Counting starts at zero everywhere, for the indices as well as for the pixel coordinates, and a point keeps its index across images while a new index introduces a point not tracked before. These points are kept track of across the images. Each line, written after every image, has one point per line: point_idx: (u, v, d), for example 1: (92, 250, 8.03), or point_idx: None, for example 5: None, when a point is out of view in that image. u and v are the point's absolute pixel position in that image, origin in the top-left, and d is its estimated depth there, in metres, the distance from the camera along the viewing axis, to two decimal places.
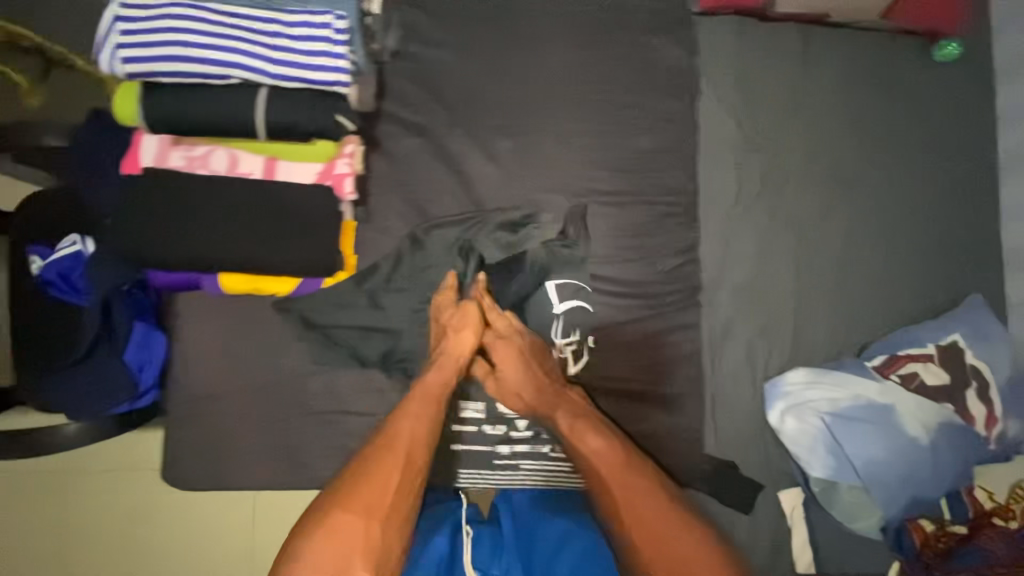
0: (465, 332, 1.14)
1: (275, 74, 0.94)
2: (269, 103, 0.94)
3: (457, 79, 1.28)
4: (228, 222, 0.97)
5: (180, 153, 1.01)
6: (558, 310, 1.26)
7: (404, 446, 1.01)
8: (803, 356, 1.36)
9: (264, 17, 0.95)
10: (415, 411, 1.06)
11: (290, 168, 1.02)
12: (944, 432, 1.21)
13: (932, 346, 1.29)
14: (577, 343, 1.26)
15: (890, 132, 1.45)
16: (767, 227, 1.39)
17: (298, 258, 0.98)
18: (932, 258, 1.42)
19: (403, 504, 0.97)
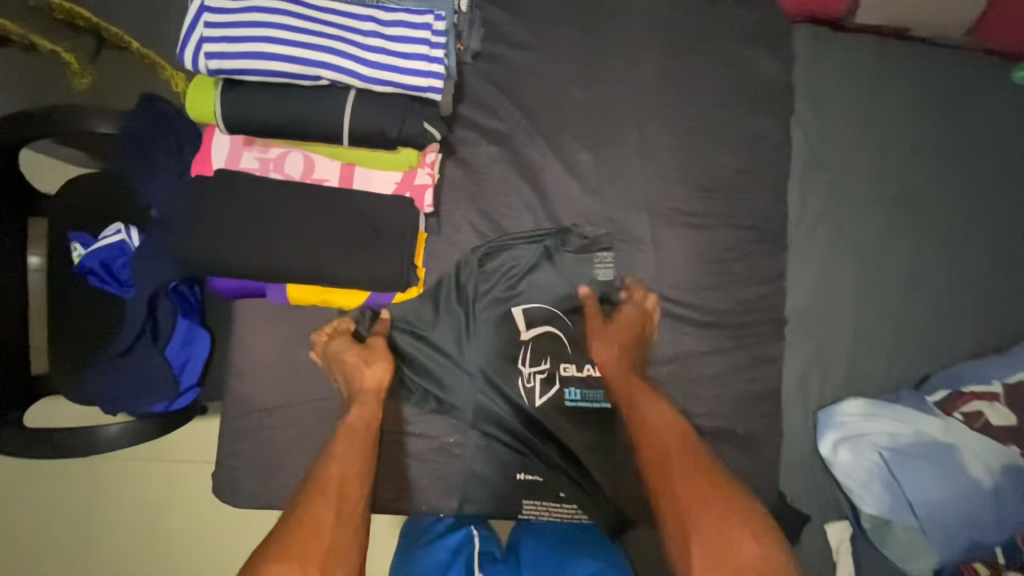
0: (377, 364, 1.09)
1: (368, 76, 0.88)
2: (354, 107, 0.89)
3: (532, 84, 1.23)
4: (291, 232, 0.92)
5: (254, 153, 0.99)
6: (525, 337, 1.19)
7: (334, 485, 0.91)
8: (861, 385, 1.32)
9: (360, 18, 0.89)
10: (341, 450, 0.98)
11: (368, 176, 0.99)
12: (1010, 475, 1.16)
13: (999, 384, 1.24)
14: (547, 371, 1.18)
15: (968, 155, 1.39)
16: (832, 249, 1.34)
17: (363, 270, 0.92)
18: (1004, 290, 1.36)
19: (343, 538, 0.85)
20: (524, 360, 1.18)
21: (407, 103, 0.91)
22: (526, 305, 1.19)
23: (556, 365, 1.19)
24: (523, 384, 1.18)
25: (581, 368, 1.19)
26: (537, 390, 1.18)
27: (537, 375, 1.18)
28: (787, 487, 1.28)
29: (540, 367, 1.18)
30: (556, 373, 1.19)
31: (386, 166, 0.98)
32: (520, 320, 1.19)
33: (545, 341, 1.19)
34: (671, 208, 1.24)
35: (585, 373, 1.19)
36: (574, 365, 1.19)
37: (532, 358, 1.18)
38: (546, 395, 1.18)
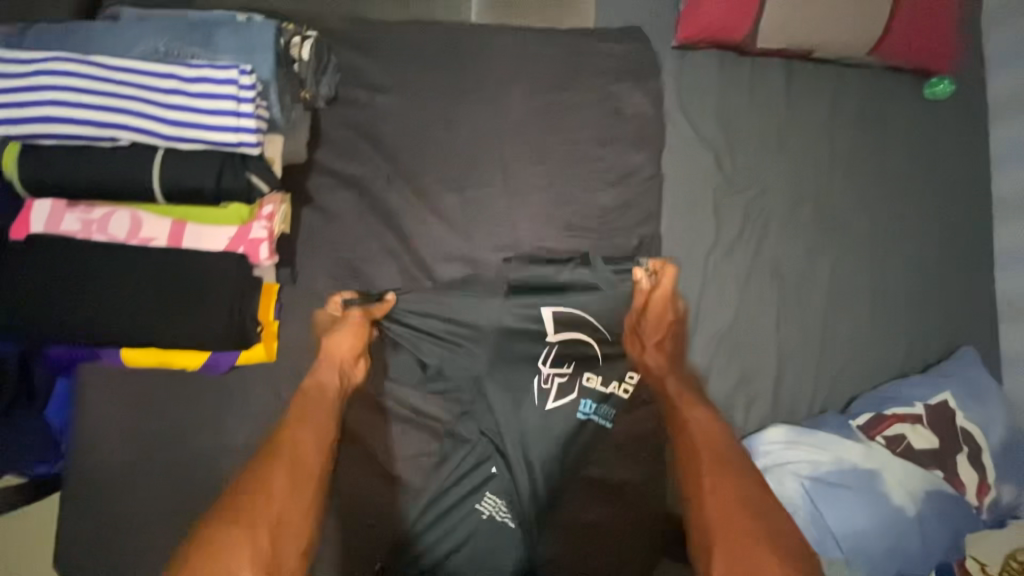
0: (343, 334, 1.07)
1: (170, 135, 0.90)
2: (164, 167, 0.90)
3: (398, 129, 1.19)
4: (131, 296, 0.91)
5: (76, 215, 0.93)
6: (553, 339, 1.14)
7: (290, 449, 0.91)
8: (786, 410, 1.28)
9: (162, 76, 0.90)
10: (310, 418, 0.97)
11: (198, 233, 0.96)
12: (933, 501, 1.13)
13: (921, 405, 1.22)
14: (568, 376, 1.13)
15: (883, 172, 1.38)
16: (748, 273, 1.32)
17: (206, 328, 0.93)
18: (924, 307, 1.35)
19: (293, 510, 0.85)
20: (547, 360, 1.13)
21: (224, 159, 0.91)
22: (556, 307, 1.14)
23: (579, 374, 1.14)
24: (540, 381, 1.12)
25: (607, 385, 1.14)
26: (554, 392, 1.12)
27: (557, 378, 1.13)
28: None
29: (562, 370, 1.13)
30: (577, 382, 1.13)
31: (217, 221, 0.95)
32: (549, 321, 1.13)
33: (569, 345, 1.14)
34: (576, 240, 1.21)
35: (608, 389, 1.14)
36: (600, 380, 1.14)
37: (555, 359, 1.13)
38: (561, 400, 1.12)
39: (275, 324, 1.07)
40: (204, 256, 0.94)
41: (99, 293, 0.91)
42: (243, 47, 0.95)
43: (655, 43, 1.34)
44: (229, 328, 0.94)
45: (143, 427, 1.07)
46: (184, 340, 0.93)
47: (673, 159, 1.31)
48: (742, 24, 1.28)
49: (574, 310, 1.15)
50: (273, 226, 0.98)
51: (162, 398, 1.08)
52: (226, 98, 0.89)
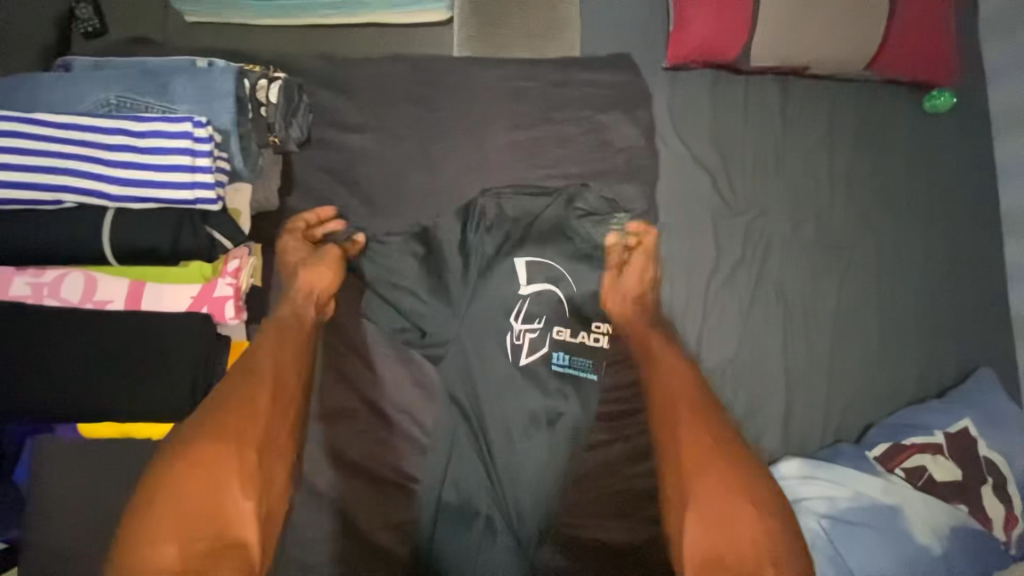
0: (320, 269, 1.05)
1: (120, 193, 0.89)
2: (115, 229, 0.89)
3: (376, 168, 1.14)
4: (86, 363, 0.87)
5: (26, 279, 0.90)
6: (524, 291, 1.05)
7: (268, 373, 0.94)
8: (796, 443, 1.22)
9: (111, 131, 0.88)
10: (274, 345, 0.97)
11: (157, 293, 0.93)
12: (960, 538, 1.05)
13: (941, 434, 1.15)
14: (539, 331, 1.03)
15: (886, 188, 1.33)
16: (750, 299, 1.27)
17: (169, 395, 0.89)
18: (936, 328, 1.29)
19: (275, 420, 0.91)
20: (518, 316, 1.04)
21: (179, 217, 0.91)
22: (530, 257, 1.08)
23: (550, 327, 1.04)
24: (514, 337, 1.03)
25: (576, 334, 1.05)
26: (526, 348, 1.03)
27: (528, 333, 1.03)
28: None
29: (533, 325, 1.04)
30: (548, 336, 1.04)
31: (179, 281, 0.94)
32: (522, 272, 1.06)
33: (542, 300, 1.05)
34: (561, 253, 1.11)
35: (579, 341, 1.05)
36: (569, 331, 1.05)
37: (526, 314, 1.04)
38: (533, 355, 1.03)
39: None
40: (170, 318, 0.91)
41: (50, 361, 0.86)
42: (199, 96, 0.95)
43: (643, 66, 1.30)
44: (196, 394, 0.91)
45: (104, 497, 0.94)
46: (143, 411, 0.89)
47: (668, 184, 1.27)
48: (733, 43, 1.25)
49: (540, 262, 1.08)
50: (239, 282, 0.95)
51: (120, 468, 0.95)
52: (180, 151, 0.89)
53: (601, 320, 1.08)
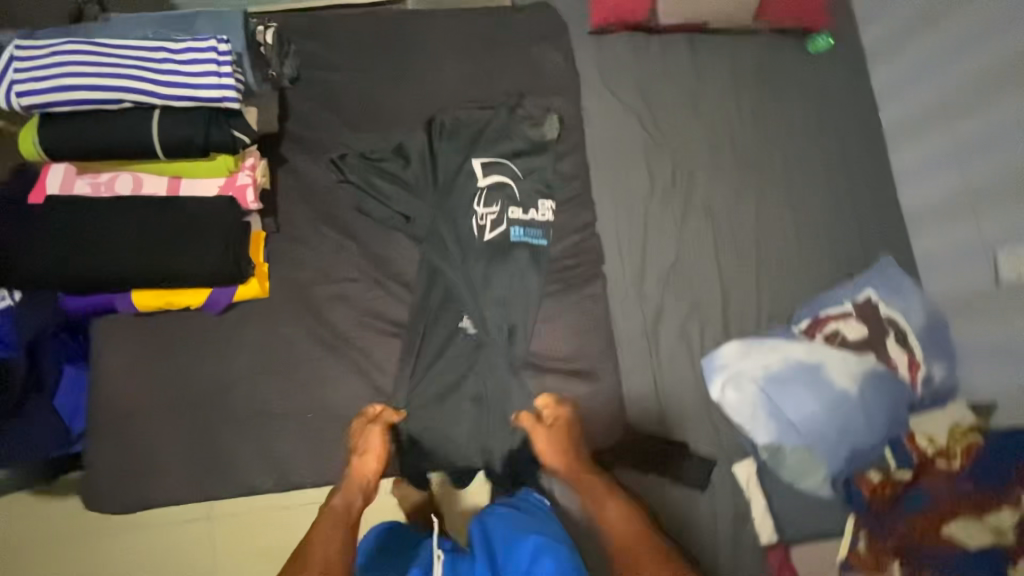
0: (369, 457, 1.00)
1: (164, 95, 0.87)
2: (159, 122, 0.87)
3: (350, 88, 1.19)
4: (138, 237, 0.91)
5: (86, 180, 0.94)
6: (482, 182, 1.06)
7: (319, 562, 0.82)
8: (737, 329, 1.40)
9: (152, 48, 0.87)
10: (322, 533, 0.87)
11: (195, 185, 0.95)
12: (871, 380, 1.28)
13: (849, 303, 1.38)
14: (498, 212, 1.05)
15: (787, 116, 1.57)
16: (684, 215, 1.48)
17: (203, 264, 0.91)
18: (840, 226, 1.52)
19: (337, 566, 0.82)
20: (478, 202, 1.04)
21: (208, 116, 0.89)
22: (487, 156, 1.08)
23: (505, 208, 1.06)
24: (476, 220, 1.05)
25: (528, 212, 1.07)
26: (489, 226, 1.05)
27: (489, 214, 1.05)
28: (688, 439, 1.31)
29: (492, 206, 1.05)
30: (505, 215, 1.05)
31: (206, 170, 0.94)
32: (477, 166, 1.07)
33: (499, 189, 1.06)
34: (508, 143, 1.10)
35: (530, 217, 1.08)
36: (520, 209, 1.06)
37: (486, 198, 1.05)
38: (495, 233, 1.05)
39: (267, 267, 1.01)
40: (202, 204, 0.93)
41: (109, 235, 0.90)
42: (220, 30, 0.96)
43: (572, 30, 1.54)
44: (229, 263, 0.92)
45: (128, 400, 1.03)
46: (180, 273, 0.91)
47: (601, 125, 1.49)
48: (640, 9, 1.52)
49: (493, 158, 1.08)
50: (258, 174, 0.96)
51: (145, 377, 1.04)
52: (205, 66, 0.87)
53: (545, 198, 1.10)
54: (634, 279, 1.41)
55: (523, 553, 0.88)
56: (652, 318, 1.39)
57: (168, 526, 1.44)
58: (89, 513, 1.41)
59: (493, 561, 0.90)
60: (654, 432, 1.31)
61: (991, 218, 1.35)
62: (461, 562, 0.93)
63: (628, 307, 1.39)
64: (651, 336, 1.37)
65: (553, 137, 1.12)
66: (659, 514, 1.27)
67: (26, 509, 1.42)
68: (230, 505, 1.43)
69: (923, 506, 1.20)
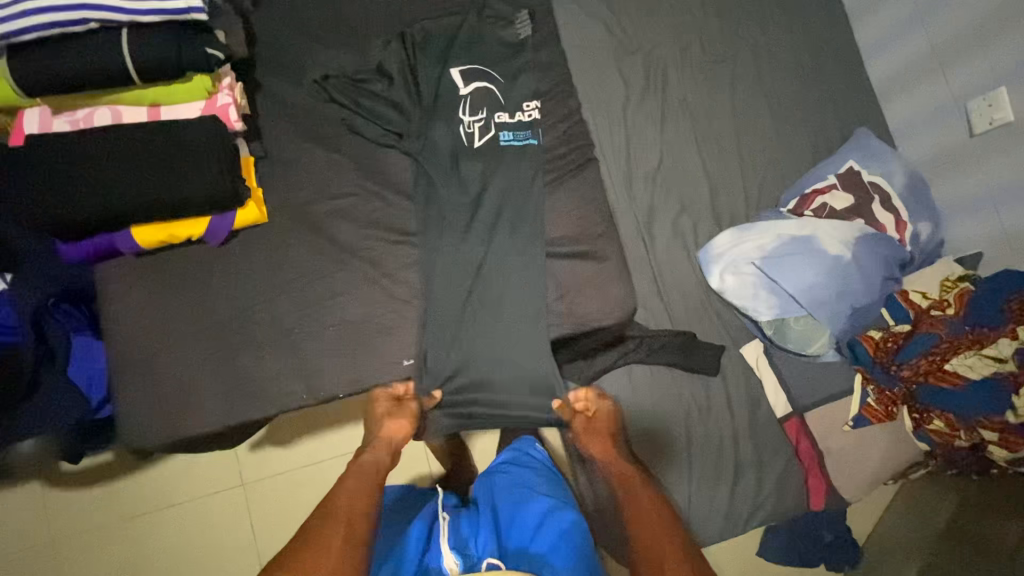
0: (398, 421, 0.99)
1: (129, 9, 0.72)
2: (133, 44, 0.74)
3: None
4: (123, 172, 0.79)
5: (62, 118, 0.81)
6: (464, 93, 1.01)
7: (344, 516, 0.83)
8: (728, 220, 1.44)
9: None
10: (352, 486, 0.90)
11: (177, 113, 0.82)
12: (864, 243, 1.30)
13: (832, 177, 1.41)
14: (487, 119, 1.01)
15: (752, 2, 1.57)
16: (662, 116, 1.49)
17: (199, 188, 0.81)
18: (814, 107, 1.54)
19: (358, 521, 0.84)
20: (463, 110, 1.01)
21: (182, 31, 0.76)
22: (466, 65, 1.02)
23: (492, 114, 1.01)
24: (464, 128, 1.01)
25: (514, 115, 1.02)
26: (479, 132, 1.01)
27: (478, 122, 1.01)
28: (696, 328, 1.34)
29: (478, 113, 1.01)
30: (492, 121, 1.01)
31: (185, 95, 0.81)
32: (457, 78, 1.01)
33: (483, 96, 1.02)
34: (490, 44, 1.04)
35: (517, 121, 1.02)
36: (506, 113, 1.02)
37: (471, 105, 1.01)
38: (486, 139, 1.01)
39: (262, 191, 0.95)
40: (183, 124, 0.81)
41: (93, 173, 0.79)
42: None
43: None
44: (224, 183, 0.82)
45: None
46: (175, 204, 0.81)
47: (570, 40, 1.48)
48: None
49: (470, 64, 1.03)
50: (238, 94, 0.85)
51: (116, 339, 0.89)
52: None
53: (530, 100, 1.03)
54: (623, 185, 1.42)
55: (532, 511, 0.98)
56: (644, 219, 1.41)
57: (205, 499, 1.43)
58: (123, 499, 1.41)
59: (497, 517, 1.00)
60: (663, 328, 1.33)
61: (959, 75, 1.39)
62: (466, 520, 1.01)
63: (622, 210, 1.39)
64: (646, 236, 1.39)
65: (527, 35, 1.06)
66: (678, 403, 1.30)
67: (57, 512, 1.39)
68: (265, 468, 1.45)
69: (925, 349, 1.22)
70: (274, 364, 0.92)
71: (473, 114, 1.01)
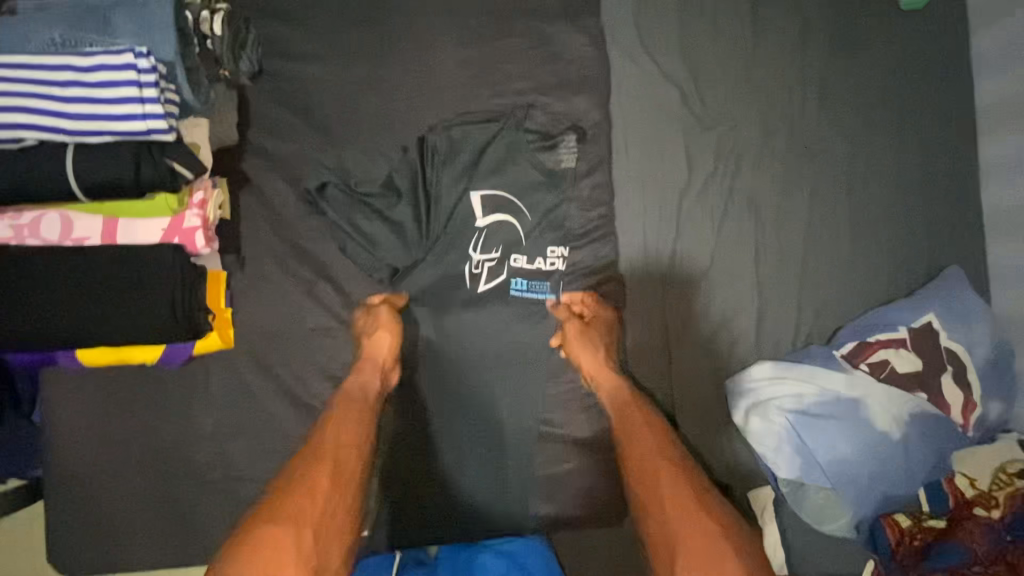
0: (384, 334, 1.05)
1: (73, 128, 0.80)
2: (79, 164, 0.81)
3: (331, 93, 1.13)
4: (72, 300, 0.85)
5: (3, 222, 0.85)
6: (480, 225, 1.13)
7: (331, 453, 0.86)
8: (769, 348, 1.26)
9: (55, 68, 0.79)
10: (340, 421, 0.93)
11: (134, 228, 0.88)
12: (917, 423, 1.14)
13: (904, 329, 1.20)
14: (498, 260, 1.12)
15: (859, 90, 1.31)
16: (721, 214, 1.28)
17: (148, 323, 0.86)
18: (901, 232, 1.31)
19: (346, 459, 0.88)
20: (474, 247, 1.12)
21: (138, 148, 0.82)
22: (485, 192, 1.13)
23: (506, 256, 1.13)
24: (472, 267, 1.12)
25: (533, 260, 1.14)
26: (486, 275, 1.12)
27: (487, 262, 1.12)
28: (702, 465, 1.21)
29: (491, 254, 1.13)
30: (506, 263, 1.13)
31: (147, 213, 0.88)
32: (477, 206, 1.12)
33: (501, 229, 1.13)
34: (511, 171, 1.14)
35: (535, 267, 1.14)
36: (525, 257, 1.14)
37: (484, 243, 1.12)
38: (493, 282, 1.13)
39: (228, 311, 1.04)
40: (145, 250, 0.87)
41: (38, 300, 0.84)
42: (143, 28, 0.83)
43: None
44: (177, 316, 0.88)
45: (107, 452, 1.04)
46: (120, 336, 0.87)
47: (632, 102, 1.25)
48: None
49: (498, 193, 1.13)
50: (207, 212, 0.90)
51: (118, 418, 1.04)
52: (127, 99, 0.80)
53: (555, 246, 1.16)
54: (658, 292, 1.23)
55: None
56: (674, 337, 1.24)
57: None
58: None
59: None
60: None
61: None
62: None
63: (646, 322, 1.23)
64: (670, 357, 1.23)
65: (570, 164, 1.18)
66: None
67: None
68: None
69: (955, 564, 1.06)
70: (239, 447, 1.06)
71: (485, 253, 1.13)
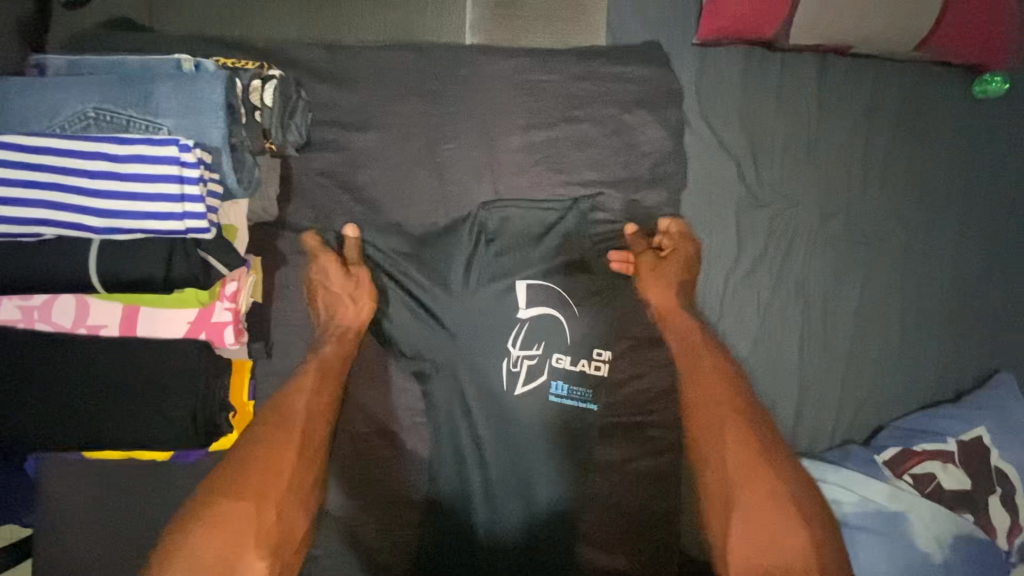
0: (359, 302, 1.00)
1: (101, 223, 0.80)
2: (109, 263, 0.81)
3: (375, 147, 1.09)
4: (88, 396, 0.82)
5: (15, 303, 0.83)
6: (524, 315, 0.98)
7: (297, 426, 0.85)
8: (803, 445, 1.20)
9: (89, 158, 0.79)
10: (309, 387, 0.91)
11: (156, 321, 0.85)
12: (962, 550, 1.04)
13: (953, 442, 1.14)
14: (538, 358, 0.96)
15: (925, 178, 1.24)
16: (768, 298, 1.20)
17: (164, 423, 0.84)
18: (954, 331, 1.24)
19: (315, 427, 0.87)
20: (514, 341, 0.96)
21: (173, 245, 0.83)
22: (531, 280, 0.99)
23: (548, 354, 0.97)
24: (509, 363, 0.96)
25: (576, 362, 0.98)
26: (523, 375, 0.96)
27: (526, 359, 0.96)
28: None
29: (531, 351, 0.97)
30: (547, 363, 0.97)
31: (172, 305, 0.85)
32: (521, 296, 0.98)
33: (544, 324, 0.98)
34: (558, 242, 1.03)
35: (578, 368, 0.98)
36: (568, 358, 0.98)
37: (524, 339, 0.97)
38: (530, 385, 0.96)
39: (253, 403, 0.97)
40: (166, 346, 0.84)
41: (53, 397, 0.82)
42: (186, 107, 0.84)
43: (671, 43, 1.19)
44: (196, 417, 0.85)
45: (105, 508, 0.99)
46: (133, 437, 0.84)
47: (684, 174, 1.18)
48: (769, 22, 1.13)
49: (546, 283, 0.99)
50: (238, 306, 0.88)
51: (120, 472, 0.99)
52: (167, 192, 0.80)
53: (602, 348, 0.99)
54: None
55: None
56: None
57: None
58: None
59: None
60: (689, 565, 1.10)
61: None
62: None
63: None
64: None
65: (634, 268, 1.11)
66: None
67: None
68: None
69: None
70: None
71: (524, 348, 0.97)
